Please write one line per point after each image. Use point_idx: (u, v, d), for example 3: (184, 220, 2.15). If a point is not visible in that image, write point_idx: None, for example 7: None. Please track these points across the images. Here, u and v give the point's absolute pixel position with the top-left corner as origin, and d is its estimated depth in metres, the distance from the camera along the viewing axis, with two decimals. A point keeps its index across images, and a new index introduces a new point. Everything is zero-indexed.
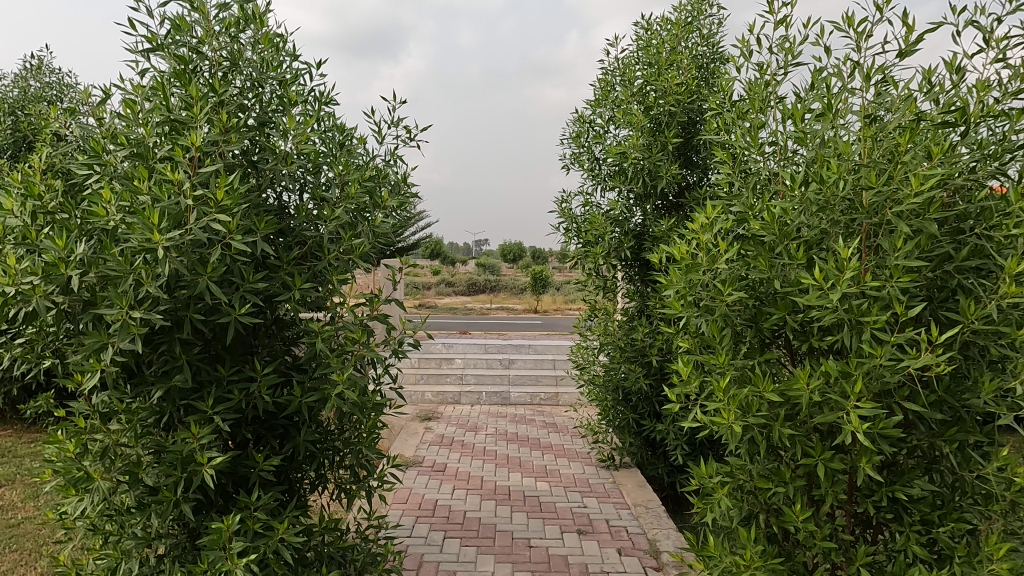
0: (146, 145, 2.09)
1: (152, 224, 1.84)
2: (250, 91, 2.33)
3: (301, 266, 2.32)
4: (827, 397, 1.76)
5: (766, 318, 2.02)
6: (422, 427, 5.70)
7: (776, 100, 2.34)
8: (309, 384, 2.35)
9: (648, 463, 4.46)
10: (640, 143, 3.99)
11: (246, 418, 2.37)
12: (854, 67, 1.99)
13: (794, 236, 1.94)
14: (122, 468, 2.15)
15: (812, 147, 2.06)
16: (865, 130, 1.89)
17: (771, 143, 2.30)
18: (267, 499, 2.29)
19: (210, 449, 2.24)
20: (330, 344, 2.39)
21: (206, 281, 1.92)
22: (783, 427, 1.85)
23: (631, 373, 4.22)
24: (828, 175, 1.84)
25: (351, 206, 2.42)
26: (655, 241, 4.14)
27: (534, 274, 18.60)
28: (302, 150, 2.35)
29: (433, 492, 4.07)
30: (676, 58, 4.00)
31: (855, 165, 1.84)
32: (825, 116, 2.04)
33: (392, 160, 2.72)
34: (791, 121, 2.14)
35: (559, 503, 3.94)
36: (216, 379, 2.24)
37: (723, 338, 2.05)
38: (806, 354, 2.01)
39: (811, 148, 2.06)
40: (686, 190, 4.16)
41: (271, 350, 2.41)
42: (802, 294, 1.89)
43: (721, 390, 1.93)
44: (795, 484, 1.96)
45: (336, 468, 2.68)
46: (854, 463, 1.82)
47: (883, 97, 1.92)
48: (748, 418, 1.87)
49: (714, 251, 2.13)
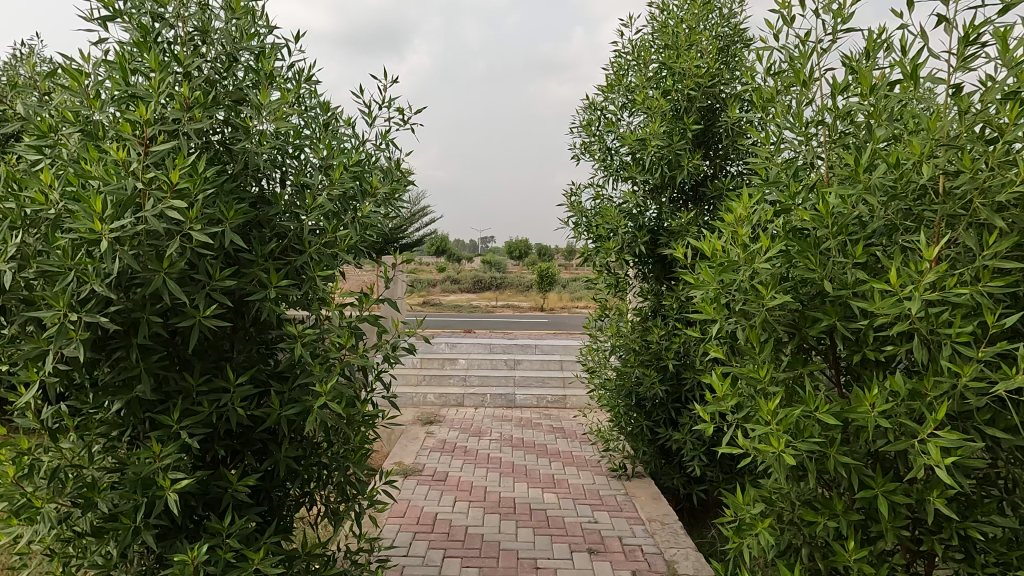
0: (98, 122, 1.82)
1: (93, 212, 1.59)
2: (221, 65, 2.07)
3: (279, 262, 2.04)
4: (894, 420, 1.59)
5: (812, 325, 1.83)
6: (423, 432, 5.43)
7: (824, 72, 2.07)
8: (288, 396, 2.08)
9: (663, 473, 4.18)
10: (660, 130, 3.69)
11: (219, 433, 2.10)
12: (944, 24, 1.69)
13: (850, 229, 1.75)
14: (75, 492, 1.90)
15: (889, 127, 1.78)
16: (952, 104, 1.65)
17: (820, 122, 2.04)
18: (241, 524, 2.03)
19: (177, 469, 1.99)
20: (313, 350, 2.12)
21: (163, 277, 1.66)
22: (839, 455, 1.64)
23: (646, 378, 3.93)
24: (906, 159, 1.66)
25: (337, 194, 2.15)
26: (673, 236, 3.85)
27: (541, 270, 18.13)
28: (280, 130, 2.08)
29: (433, 504, 3.81)
30: (697, 38, 3.68)
31: (938, 146, 1.64)
32: (904, 85, 1.77)
33: (386, 143, 2.47)
34: (858, 91, 1.86)
35: (568, 518, 3.67)
36: (183, 390, 1.98)
37: (763, 347, 1.84)
38: (858, 366, 1.83)
39: (888, 129, 1.78)
40: (703, 182, 3.87)
41: (248, 356, 2.12)
42: (861, 298, 1.72)
43: (768, 412, 1.69)
44: (847, 517, 1.70)
45: (322, 486, 2.40)
46: (922, 496, 1.60)
47: (979, 60, 1.62)
48: (800, 443, 1.63)
49: (754, 247, 1.91)
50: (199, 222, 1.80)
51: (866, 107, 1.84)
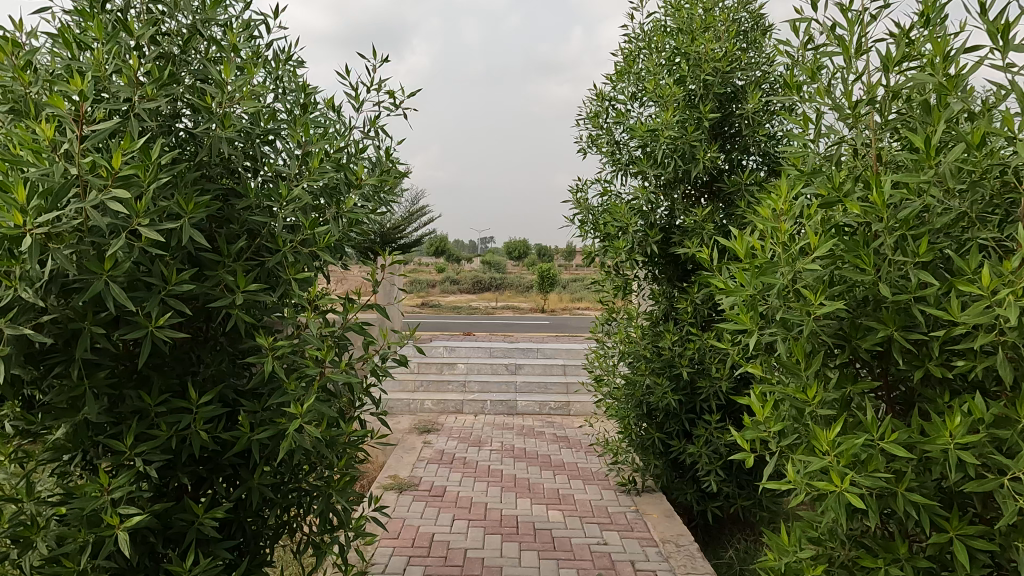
0: (28, 99, 1.55)
1: (16, 202, 1.33)
2: (182, 38, 1.81)
3: (249, 262, 1.77)
4: (977, 451, 1.32)
5: (865, 336, 1.56)
6: (420, 442, 5.16)
7: (873, 44, 1.69)
8: (261, 417, 1.81)
9: (675, 488, 3.91)
10: (673, 119, 3.42)
11: (182, 459, 1.83)
12: None
13: (911, 223, 1.48)
14: (10, 530, 1.63)
15: (961, 98, 1.48)
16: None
17: (873, 101, 1.67)
18: (206, 565, 1.77)
19: (131, 502, 1.72)
20: (289, 364, 1.85)
21: (104, 281, 1.39)
22: (910, 494, 1.37)
23: (658, 387, 3.65)
24: (990, 138, 1.38)
25: (316, 184, 1.88)
26: (687, 234, 3.58)
27: (542, 272, 17.85)
28: (248, 111, 1.80)
29: (429, 524, 3.54)
30: (713, 20, 3.43)
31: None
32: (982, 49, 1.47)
33: (374, 131, 2.21)
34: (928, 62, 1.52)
35: (575, 539, 3.40)
36: (138, 411, 1.72)
37: (810, 363, 1.58)
38: (921, 385, 1.57)
39: (960, 100, 1.48)
40: (719, 177, 3.61)
41: (215, 370, 1.85)
42: (931, 304, 1.45)
43: (827, 443, 1.41)
44: (914, 564, 1.44)
45: (303, 516, 2.13)
46: (1010, 543, 1.33)
47: None
48: (866, 481, 1.36)
49: (794, 248, 1.64)
50: (152, 217, 1.54)
51: (935, 74, 1.51)
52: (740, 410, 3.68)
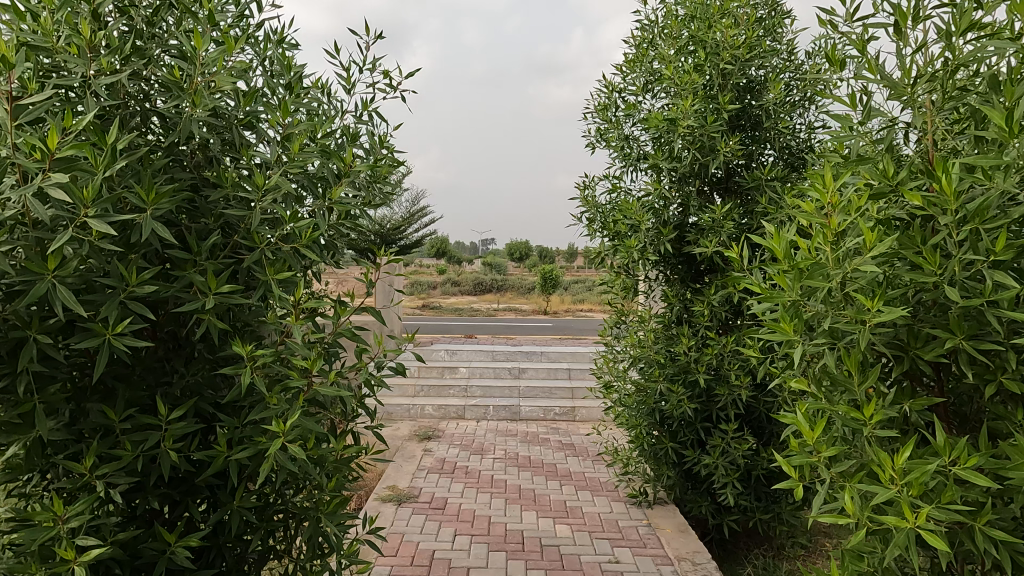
0: None
1: None
2: (150, 8, 1.64)
3: (224, 260, 1.57)
4: None
5: (928, 344, 1.36)
6: (420, 450, 4.96)
7: (936, 7, 1.46)
8: (238, 433, 1.60)
9: (689, 500, 3.71)
10: (692, 108, 3.21)
11: (151, 481, 1.63)
12: None
13: (986, 214, 1.27)
14: None
15: None
16: None
17: (931, 76, 1.42)
18: None
19: (91, 531, 1.51)
20: (271, 376, 1.65)
21: (48, 282, 1.20)
22: (992, 529, 1.17)
23: (672, 395, 3.44)
24: None
25: (299, 172, 1.68)
26: (703, 233, 3.38)
27: (544, 273, 17.64)
28: (223, 90, 1.61)
29: (429, 540, 3.33)
30: (731, 5, 3.25)
31: None
32: None
33: (367, 115, 2.02)
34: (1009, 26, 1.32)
35: (584, 556, 3.19)
36: (101, 428, 1.52)
37: (865, 376, 1.37)
38: (990, 400, 1.37)
39: None
40: (735, 172, 3.42)
41: (189, 382, 1.65)
42: (1009, 307, 1.25)
43: (892, 468, 1.20)
44: None
45: (288, 543, 1.92)
46: None
47: None
48: (942, 515, 1.15)
49: (845, 245, 1.43)
50: (105, 209, 1.35)
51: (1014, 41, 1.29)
52: (758, 418, 3.49)
